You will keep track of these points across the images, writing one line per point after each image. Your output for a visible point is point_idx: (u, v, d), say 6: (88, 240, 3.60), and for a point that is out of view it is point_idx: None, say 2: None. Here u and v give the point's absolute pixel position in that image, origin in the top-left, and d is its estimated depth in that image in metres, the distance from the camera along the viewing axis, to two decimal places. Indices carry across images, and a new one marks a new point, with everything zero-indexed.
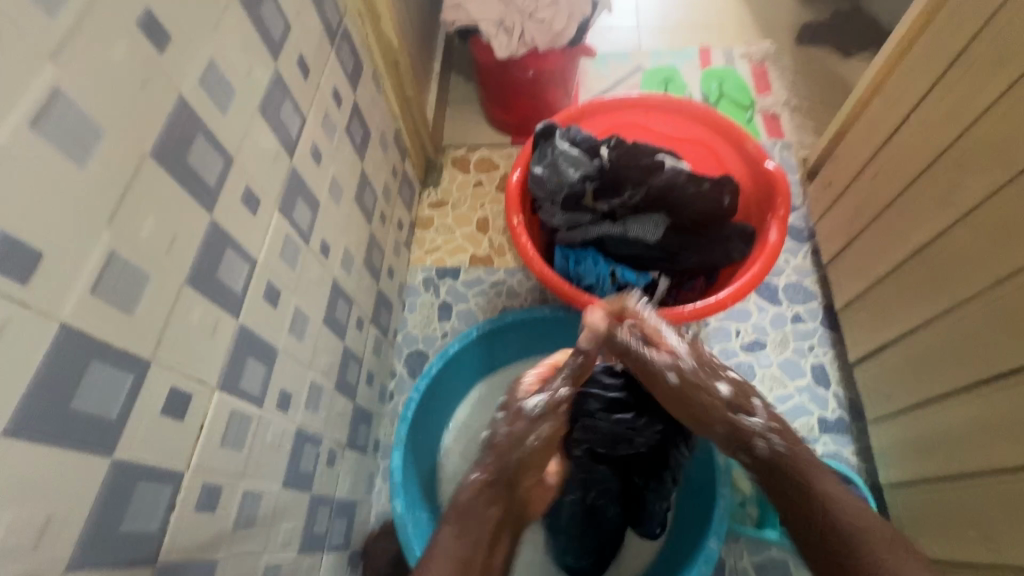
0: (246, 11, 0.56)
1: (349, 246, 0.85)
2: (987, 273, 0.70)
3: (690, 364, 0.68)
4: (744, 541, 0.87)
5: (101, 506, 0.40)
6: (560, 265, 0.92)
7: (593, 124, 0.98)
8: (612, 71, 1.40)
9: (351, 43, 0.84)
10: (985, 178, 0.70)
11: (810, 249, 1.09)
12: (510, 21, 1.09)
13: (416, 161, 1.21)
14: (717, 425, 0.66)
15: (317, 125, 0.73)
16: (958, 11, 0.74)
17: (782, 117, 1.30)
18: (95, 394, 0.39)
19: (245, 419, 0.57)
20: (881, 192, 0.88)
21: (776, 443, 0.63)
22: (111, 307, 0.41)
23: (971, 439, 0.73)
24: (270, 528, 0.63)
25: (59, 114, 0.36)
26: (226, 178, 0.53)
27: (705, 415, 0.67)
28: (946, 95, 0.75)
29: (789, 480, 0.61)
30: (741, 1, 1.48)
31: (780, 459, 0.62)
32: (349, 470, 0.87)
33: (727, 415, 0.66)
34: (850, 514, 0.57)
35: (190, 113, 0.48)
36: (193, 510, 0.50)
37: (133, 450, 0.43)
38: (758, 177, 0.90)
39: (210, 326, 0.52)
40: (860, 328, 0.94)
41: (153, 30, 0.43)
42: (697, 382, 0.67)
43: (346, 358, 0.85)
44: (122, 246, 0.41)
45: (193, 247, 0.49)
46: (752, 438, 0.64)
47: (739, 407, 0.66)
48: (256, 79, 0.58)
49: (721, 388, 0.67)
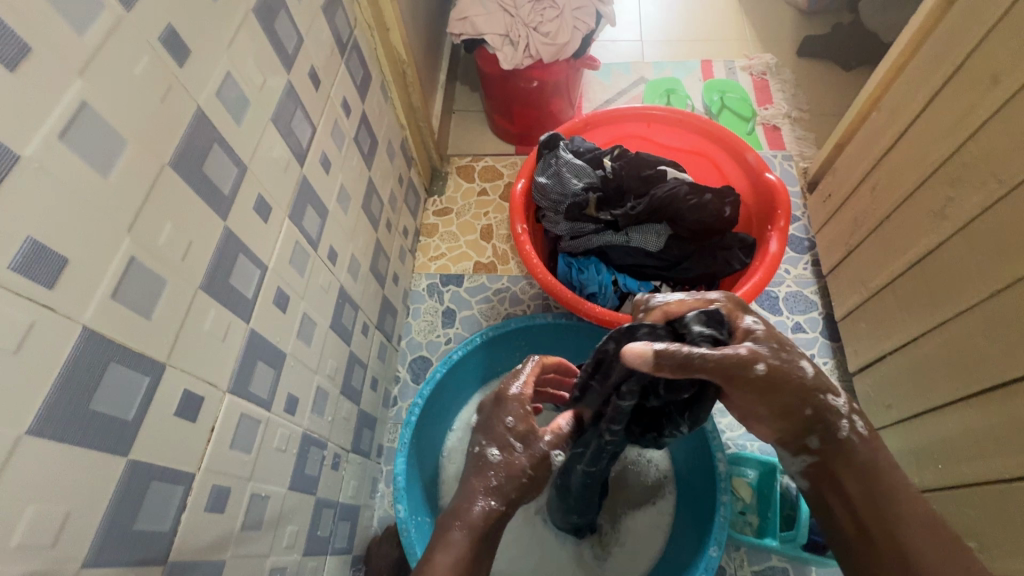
0: (262, 24, 0.57)
1: (355, 252, 0.87)
2: (983, 284, 0.71)
3: (765, 343, 0.56)
4: (744, 550, 0.88)
5: (117, 506, 0.42)
6: (563, 273, 0.93)
7: (597, 135, 1.00)
8: (615, 82, 1.42)
9: (360, 54, 0.86)
10: (982, 191, 0.71)
11: (810, 259, 1.10)
12: (515, 33, 1.11)
13: (422, 169, 1.22)
14: (800, 411, 0.57)
15: (327, 135, 0.75)
16: (954, 28, 0.76)
17: (782, 129, 1.32)
18: (113, 396, 0.41)
19: (253, 422, 0.58)
20: (880, 204, 0.90)
21: (857, 426, 0.58)
22: (130, 311, 0.42)
23: (969, 449, 0.74)
24: (275, 530, 0.64)
25: (85, 126, 0.38)
26: (239, 187, 0.55)
27: (790, 402, 0.56)
28: (944, 109, 0.77)
29: (856, 469, 0.57)
30: (742, 14, 1.51)
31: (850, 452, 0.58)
32: (353, 475, 0.87)
33: (812, 398, 0.57)
34: (910, 510, 0.55)
35: (207, 124, 0.50)
36: (203, 511, 0.51)
37: (148, 451, 0.44)
38: (759, 189, 0.91)
39: (222, 330, 0.53)
40: (860, 338, 0.95)
41: (173, 44, 0.45)
42: (784, 365, 0.56)
43: (351, 363, 0.86)
44: (141, 253, 0.43)
45: (208, 254, 0.50)
46: (836, 421, 0.57)
47: (823, 389, 0.57)
48: (269, 91, 0.60)
49: (804, 369, 0.57)
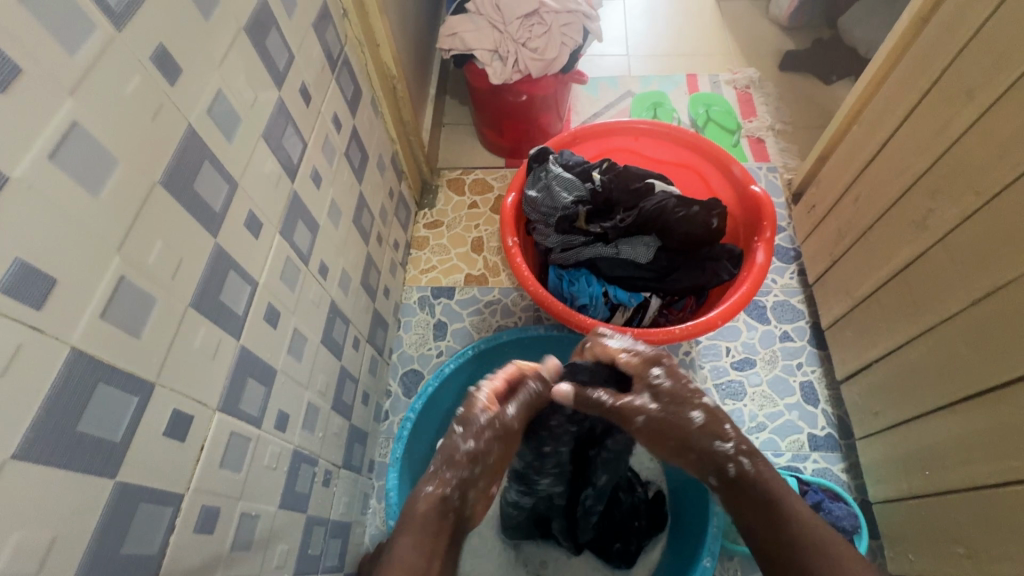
0: (252, 42, 0.58)
1: (346, 266, 0.87)
2: (964, 293, 0.73)
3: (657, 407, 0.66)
4: (738, 559, 0.89)
5: (105, 528, 0.41)
6: (554, 284, 0.94)
7: (585, 149, 1.01)
8: (603, 96, 1.44)
9: (351, 70, 0.87)
10: (959, 204, 0.73)
11: (796, 269, 1.12)
12: (504, 49, 1.12)
13: (413, 182, 1.23)
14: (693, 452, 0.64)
15: (318, 150, 0.75)
16: (927, 46, 0.79)
17: (766, 141, 1.35)
18: (100, 417, 0.40)
19: (245, 439, 0.58)
20: (862, 213, 0.92)
21: (743, 464, 0.61)
22: (119, 330, 0.42)
23: (953, 455, 0.75)
24: (266, 549, 0.63)
25: (74, 147, 0.37)
26: (230, 203, 0.55)
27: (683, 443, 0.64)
28: (918, 125, 0.80)
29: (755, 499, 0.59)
30: (725, 29, 1.54)
31: (748, 483, 0.60)
32: (345, 491, 0.87)
33: (697, 440, 0.63)
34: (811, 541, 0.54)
35: (199, 141, 0.50)
36: (192, 532, 0.50)
37: (135, 473, 0.43)
38: (745, 201, 0.93)
39: (212, 347, 0.53)
40: (847, 346, 0.97)
41: (165, 63, 0.45)
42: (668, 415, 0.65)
43: (342, 377, 0.86)
44: (131, 272, 0.43)
45: (198, 272, 0.50)
46: (723, 462, 0.62)
47: (712, 433, 0.63)
48: (260, 108, 0.60)
49: (695, 415, 0.64)
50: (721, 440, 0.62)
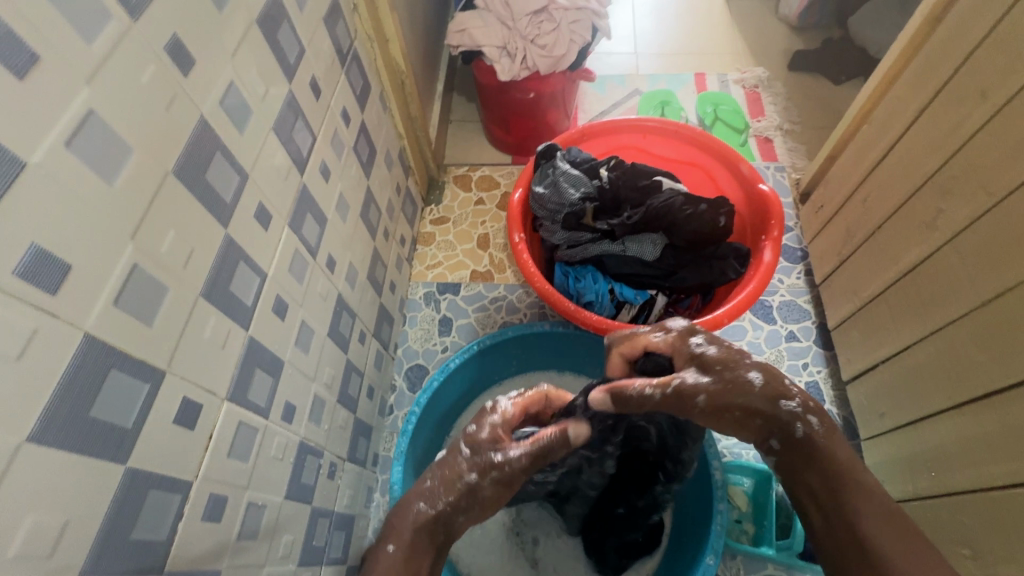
0: (264, 35, 0.58)
1: (353, 260, 0.87)
2: (974, 294, 0.72)
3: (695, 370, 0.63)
4: (740, 558, 0.87)
5: (116, 512, 0.41)
6: (560, 281, 0.94)
7: (593, 146, 1.01)
8: (610, 94, 1.44)
9: (361, 65, 0.87)
10: (971, 204, 0.72)
11: (803, 269, 1.11)
12: (512, 46, 1.12)
13: (419, 178, 1.23)
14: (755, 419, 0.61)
15: (327, 144, 0.75)
16: (940, 45, 0.78)
17: (774, 141, 1.34)
18: (113, 404, 0.41)
19: (253, 430, 0.58)
20: (871, 213, 0.91)
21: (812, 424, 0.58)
22: (132, 317, 0.42)
23: (962, 457, 0.75)
24: (272, 539, 0.63)
25: (89, 135, 0.38)
26: (240, 193, 0.55)
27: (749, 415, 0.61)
28: (930, 125, 0.79)
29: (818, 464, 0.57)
30: (734, 28, 1.54)
31: (815, 444, 0.58)
32: (349, 484, 0.87)
33: (760, 405, 0.60)
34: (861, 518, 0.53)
35: (212, 132, 0.50)
36: (200, 520, 0.50)
37: (145, 459, 0.44)
38: (753, 200, 0.93)
39: (222, 337, 0.53)
40: (854, 347, 0.96)
41: (178, 55, 0.45)
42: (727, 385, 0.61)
43: (348, 370, 0.86)
44: (144, 259, 0.43)
45: (209, 262, 0.51)
46: (791, 423, 0.59)
47: (775, 391, 0.60)
48: (271, 102, 0.60)
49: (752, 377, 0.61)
50: (787, 399, 0.60)
